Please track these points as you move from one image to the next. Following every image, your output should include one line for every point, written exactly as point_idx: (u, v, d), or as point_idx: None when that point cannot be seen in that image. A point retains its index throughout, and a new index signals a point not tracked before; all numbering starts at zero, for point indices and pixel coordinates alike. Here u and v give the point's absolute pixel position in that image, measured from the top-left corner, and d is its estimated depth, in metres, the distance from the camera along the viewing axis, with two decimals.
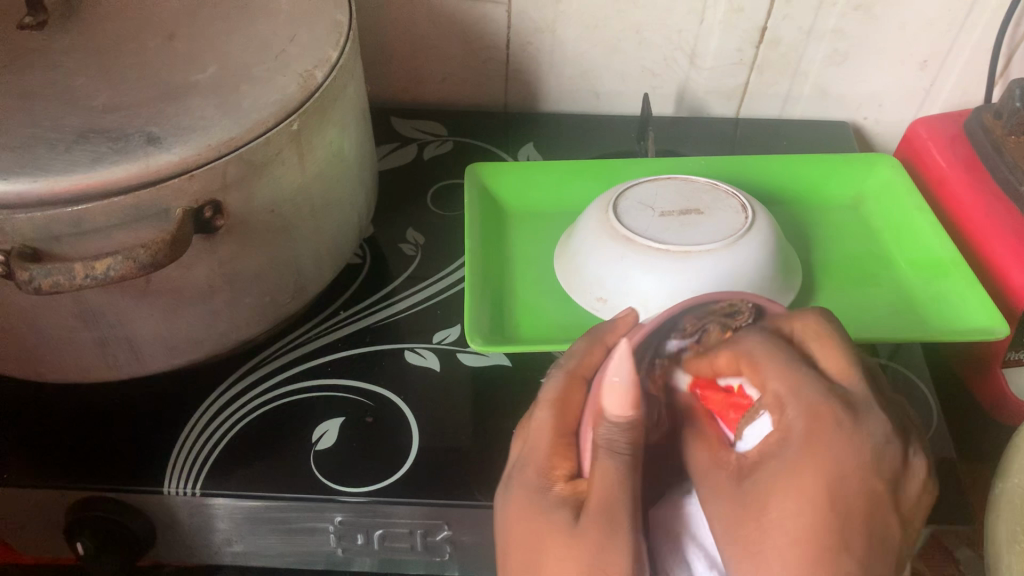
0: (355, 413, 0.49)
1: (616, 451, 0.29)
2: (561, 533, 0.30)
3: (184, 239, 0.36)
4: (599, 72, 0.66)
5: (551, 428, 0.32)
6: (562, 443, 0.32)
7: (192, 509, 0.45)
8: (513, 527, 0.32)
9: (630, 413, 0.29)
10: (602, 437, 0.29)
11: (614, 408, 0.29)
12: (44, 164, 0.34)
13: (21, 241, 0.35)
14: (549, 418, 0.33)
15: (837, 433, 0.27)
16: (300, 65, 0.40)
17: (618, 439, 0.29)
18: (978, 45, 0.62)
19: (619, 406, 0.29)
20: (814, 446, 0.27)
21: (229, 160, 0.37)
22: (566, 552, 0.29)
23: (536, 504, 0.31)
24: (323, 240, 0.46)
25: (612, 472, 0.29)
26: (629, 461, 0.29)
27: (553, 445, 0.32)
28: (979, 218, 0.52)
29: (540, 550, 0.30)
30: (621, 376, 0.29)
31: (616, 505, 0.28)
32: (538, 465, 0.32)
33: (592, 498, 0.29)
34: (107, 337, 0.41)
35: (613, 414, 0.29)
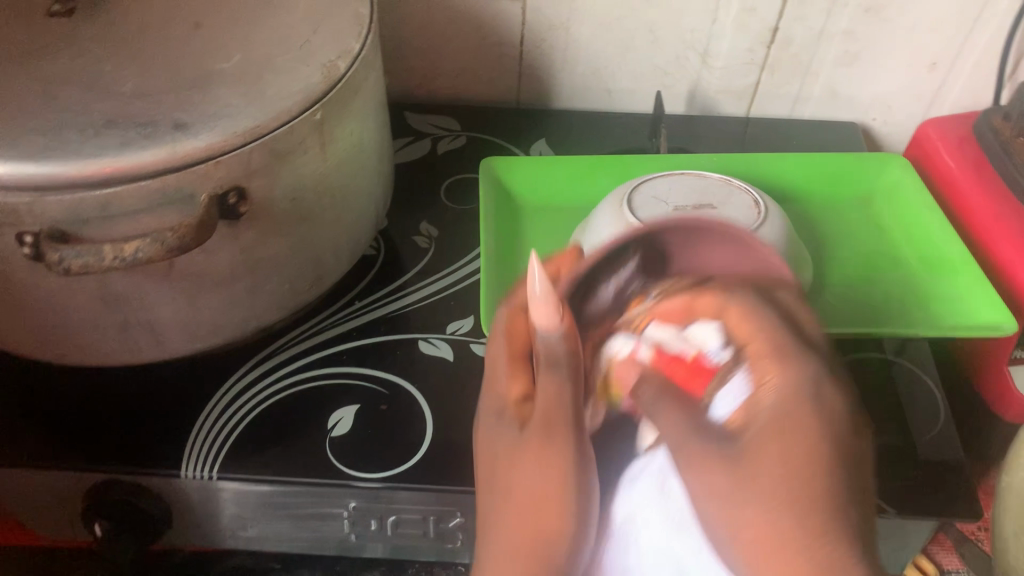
0: (369, 402, 0.49)
1: (555, 362, 0.30)
2: (511, 446, 0.30)
3: (210, 224, 0.37)
4: (611, 70, 0.67)
5: (503, 354, 0.34)
6: (515, 368, 0.33)
7: (208, 493, 0.46)
8: (480, 454, 0.33)
9: (557, 323, 0.30)
10: (542, 346, 0.30)
11: (542, 321, 0.30)
12: (74, 148, 0.34)
13: (49, 224, 0.36)
14: (501, 347, 0.34)
15: (814, 393, 0.26)
16: (323, 56, 0.41)
17: (556, 344, 0.30)
18: (987, 48, 0.62)
19: (546, 321, 0.30)
20: (795, 397, 0.26)
21: (254, 147, 0.38)
22: (516, 463, 0.30)
23: (493, 430, 0.32)
24: (341, 230, 0.47)
25: (556, 383, 0.30)
26: (568, 369, 0.30)
27: (506, 364, 0.33)
28: (987, 218, 0.53)
29: (495, 462, 0.31)
30: (540, 295, 0.29)
31: (557, 415, 0.30)
32: (497, 395, 0.33)
33: (536, 413, 0.30)
34: (128, 321, 0.41)
35: (542, 327, 0.30)
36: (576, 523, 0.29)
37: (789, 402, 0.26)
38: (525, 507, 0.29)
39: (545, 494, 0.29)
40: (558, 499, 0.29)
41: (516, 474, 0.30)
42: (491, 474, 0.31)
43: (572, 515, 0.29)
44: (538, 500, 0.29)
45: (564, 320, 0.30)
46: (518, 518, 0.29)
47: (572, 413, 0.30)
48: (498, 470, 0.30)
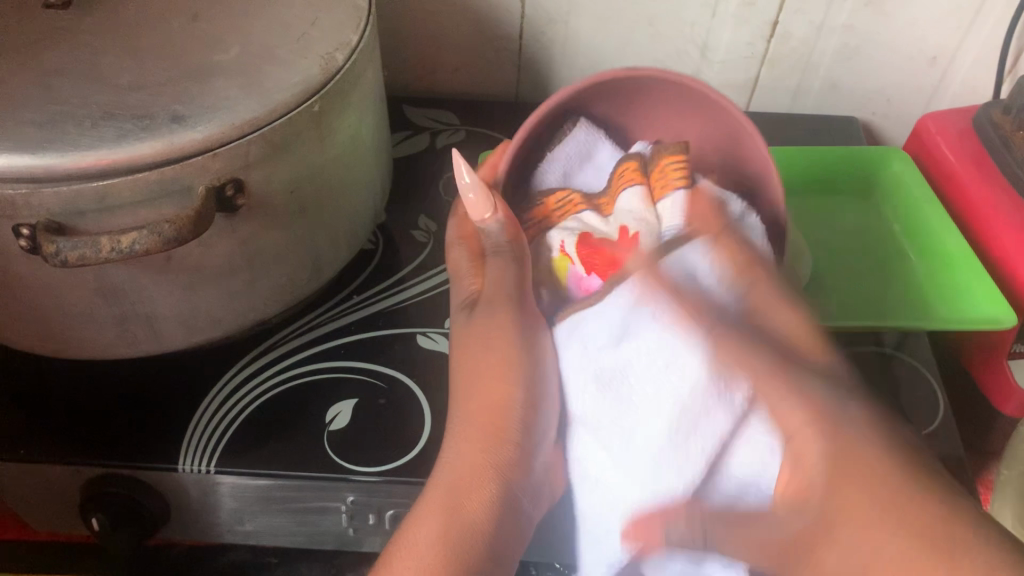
0: (368, 395, 0.49)
1: (499, 249, 0.42)
2: (465, 327, 0.42)
3: (207, 217, 0.37)
4: (611, 64, 0.66)
5: (464, 257, 0.45)
6: (474, 267, 0.44)
7: (206, 487, 0.45)
8: (455, 342, 0.43)
9: (495, 215, 0.42)
10: (490, 241, 0.42)
11: (479, 212, 0.42)
12: (70, 140, 0.34)
13: (46, 216, 0.36)
14: (462, 253, 0.45)
15: (852, 438, 0.33)
16: (322, 48, 0.41)
17: (497, 238, 0.42)
18: (988, 42, 0.62)
19: (483, 208, 0.42)
20: (839, 450, 0.33)
21: (252, 139, 0.38)
22: (467, 333, 0.42)
23: (460, 320, 0.43)
24: (340, 223, 0.47)
25: (498, 270, 0.42)
26: (507, 256, 0.42)
27: (469, 267, 0.44)
28: (988, 212, 0.53)
29: (457, 344, 0.42)
30: (470, 186, 0.42)
31: (502, 293, 0.41)
32: (460, 286, 0.44)
33: (483, 298, 0.42)
34: (126, 314, 0.41)
35: (482, 219, 0.42)
36: (521, 401, 0.39)
37: (834, 455, 0.33)
38: (484, 388, 0.39)
39: (502, 359, 0.40)
40: (510, 377, 0.39)
41: (471, 349, 0.41)
42: (458, 350, 0.42)
43: (519, 385, 0.39)
44: (493, 386, 0.39)
45: (499, 210, 0.42)
46: (482, 408, 0.38)
47: (508, 298, 0.41)
48: (458, 353, 0.42)
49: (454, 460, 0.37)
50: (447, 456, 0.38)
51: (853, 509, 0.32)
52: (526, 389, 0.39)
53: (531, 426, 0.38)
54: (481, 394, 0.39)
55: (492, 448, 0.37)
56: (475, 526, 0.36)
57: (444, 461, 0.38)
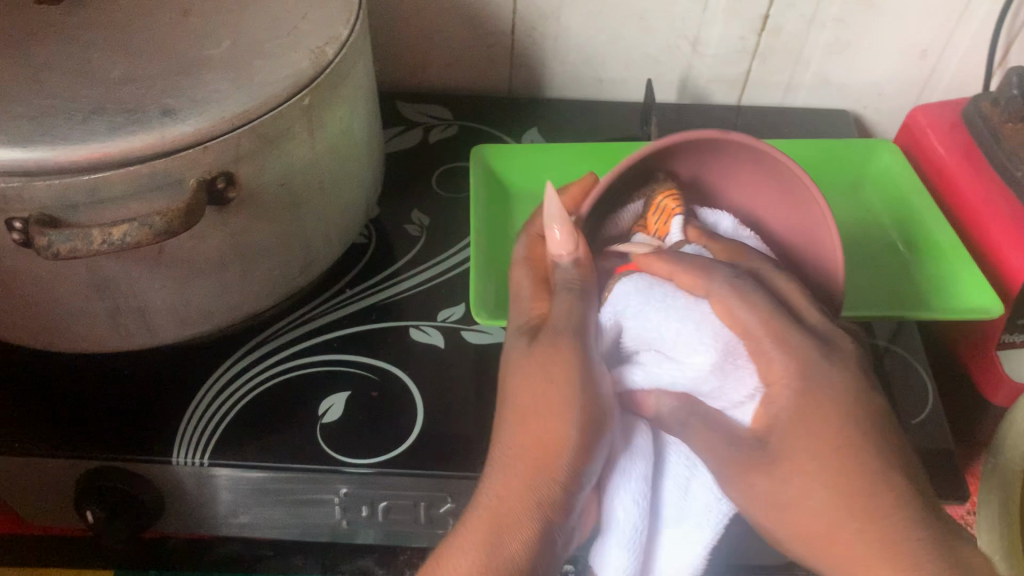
0: (361, 388, 0.50)
1: (569, 285, 0.37)
2: (521, 357, 0.35)
3: (198, 209, 0.37)
4: (603, 58, 0.67)
5: (528, 278, 0.39)
6: (538, 288, 0.39)
7: (200, 479, 0.46)
8: (515, 384, 0.35)
9: (575, 247, 0.38)
10: (561, 275, 0.37)
11: (562, 244, 0.38)
12: (61, 133, 0.34)
13: (38, 209, 0.36)
14: (526, 276, 0.39)
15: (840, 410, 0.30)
16: (312, 42, 0.41)
17: (567, 270, 0.37)
18: (977, 35, 0.63)
19: (563, 241, 0.38)
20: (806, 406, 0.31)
21: (242, 132, 0.38)
22: (524, 365, 0.35)
23: (519, 348, 0.36)
24: (331, 216, 0.47)
25: (566, 302, 0.36)
26: (577, 292, 0.37)
27: (530, 290, 0.38)
28: (976, 203, 0.53)
29: (510, 373, 0.36)
30: (555, 215, 0.38)
31: (564, 334, 0.35)
32: (519, 306, 0.38)
33: (546, 330, 0.35)
34: (118, 306, 0.42)
35: (562, 251, 0.38)
36: (577, 444, 0.33)
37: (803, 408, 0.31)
38: (530, 416, 0.34)
39: (553, 405, 0.34)
40: (562, 409, 0.33)
41: (521, 381, 0.35)
42: (508, 381, 0.36)
43: (572, 423, 0.33)
44: (541, 417, 0.34)
45: (580, 245, 0.38)
46: (525, 439, 0.34)
47: (574, 329, 0.35)
48: (512, 381, 0.35)
49: (492, 490, 0.33)
50: (487, 487, 0.34)
51: (801, 461, 0.30)
52: (581, 429, 0.33)
53: (582, 472, 0.33)
54: (526, 422, 0.34)
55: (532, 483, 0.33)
56: (513, 564, 0.32)
57: (483, 492, 0.34)
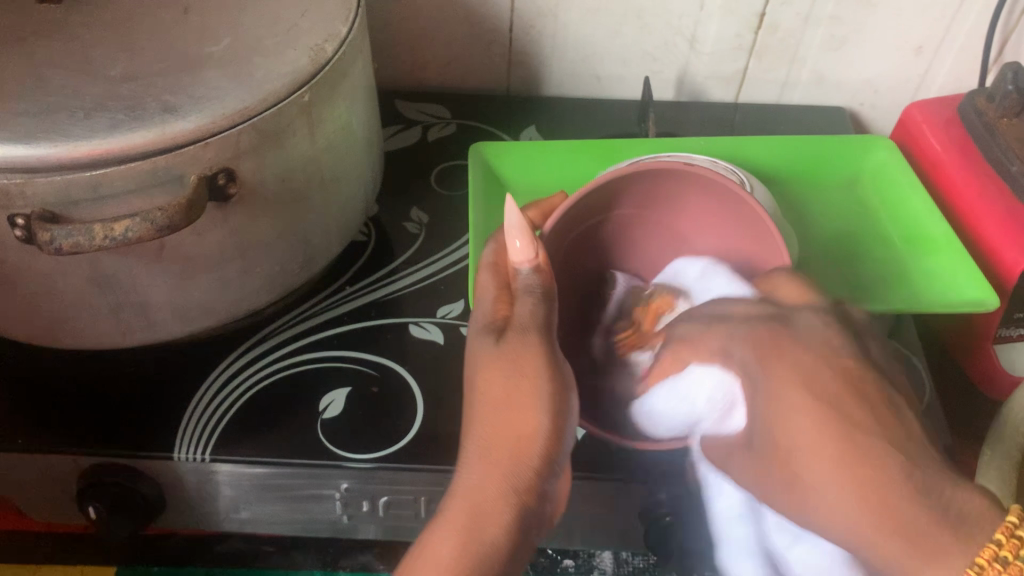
0: (361, 384, 0.50)
1: (531, 288, 0.35)
2: (488, 352, 0.32)
3: (199, 206, 0.37)
4: (600, 57, 0.67)
5: (491, 282, 0.36)
6: (500, 295, 0.35)
7: (202, 475, 0.46)
8: (481, 378, 0.32)
9: (534, 257, 0.36)
10: (520, 282, 0.35)
11: (521, 255, 0.36)
12: (63, 130, 0.35)
13: (40, 205, 0.36)
14: (489, 278, 0.36)
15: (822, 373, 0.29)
16: (310, 39, 0.42)
17: (531, 278, 0.35)
18: (972, 32, 0.63)
19: (525, 251, 0.36)
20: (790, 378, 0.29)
21: (243, 129, 0.38)
22: (490, 362, 0.32)
23: (479, 342, 0.33)
24: (331, 213, 0.47)
25: (531, 301, 0.34)
26: (541, 296, 0.35)
27: (493, 294, 0.35)
28: (971, 198, 0.53)
29: (472, 369, 0.33)
30: (514, 224, 0.36)
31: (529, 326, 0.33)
32: (481, 311, 0.35)
33: (510, 329, 0.33)
34: (119, 302, 0.42)
35: (521, 261, 0.36)
36: (550, 432, 0.30)
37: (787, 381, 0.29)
38: (500, 406, 0.31)
39: (521, 388, 0.31)
40: (533, 397, 0.30)
41: (490, 373, 0.31)
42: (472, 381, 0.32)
43: (543, 411, 0.30)
44: (511, 407, 0.30)
45: (539, 256, 0.36)
46: (495, 428, 0.30)
47: (540, 328, 0.33)
48: (477, 379, 0.32)
49: (469, 478, 0.29)
50: (459, 479, 0.29)
51: (804, 434, 0.28)
52: (553, 417, 0.30)
53: (556, 460, 0.30)
54: (496, 412, 0.31)
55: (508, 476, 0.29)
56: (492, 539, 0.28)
57: (455, 488, 0.29)
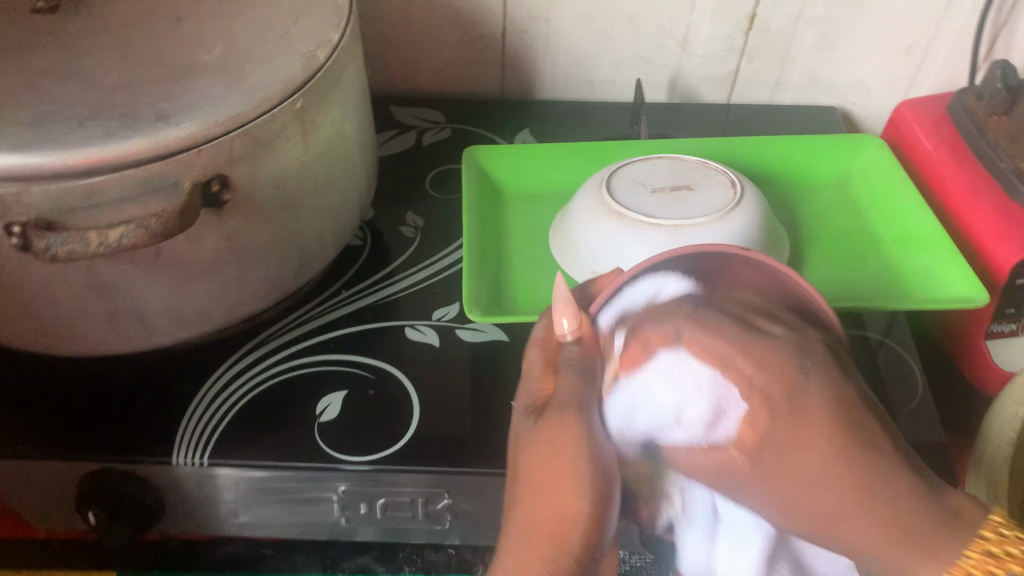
0: (357, 387, 0.50)
1: (572, 364, 0.33)
2: (528, 436, 0.32)
3: (193, 213, 0.38)
4: (592, 59, 0.67)
5: (539, 361, 0.35)
6: (547, 373, 0.34)
7: (200, 480, 0.46)
8: (528, 460, 0.32)
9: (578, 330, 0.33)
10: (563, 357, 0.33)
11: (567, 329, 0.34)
12: (58, 139, 0.35)
13: (36, 214, 0.36)
14: (536, 356, 0.35)
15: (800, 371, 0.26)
16: (303, 46, 0.42)
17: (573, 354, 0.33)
18: (961, 31, 0.63)
19: (569, 325, 0.33)
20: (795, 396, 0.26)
21: (236, 136, 0.39)
22: (532, 447, 0.32)
23: (522, 422, 0.33)
24: (325, 218, 0.48)
25: (571, 381, 0.32)
26: (583, 370, 0.32)
27: (540, 372, 0.34)
28: (961, 195, 0.54)
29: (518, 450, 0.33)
30: (561, 300, 0.34)
31: (569, 407, 0.31)
32: (528, 389, 0.34)
33: (550, 408, 0.32)
34: (116, 309, 0.42)
35: (565, 334, 0.34)
36: (588, 518, 0.30)
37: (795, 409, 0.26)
38: (543, 490, 0.31)
39: (555, 473, 0.31)
40: (574, 484, 0.30)
41: (530, 459, 0.32)
42: (518, 462, 0.33)
43: (585, 498, 0.30)
44: (552, 493, 0.31)
45: (584, 329, 0.33)
46: (538, 515, 0.31)
47: (581, 403, 0.31)
48: (521, 461, 0.32)
49: (507, 564, 0.30)
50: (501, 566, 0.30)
51: (802, 443, 0.25)
52: (594, 504, 0.30)
53: (597, 543, 0.30)
54: (540, 497, 0.31)
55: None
56: None
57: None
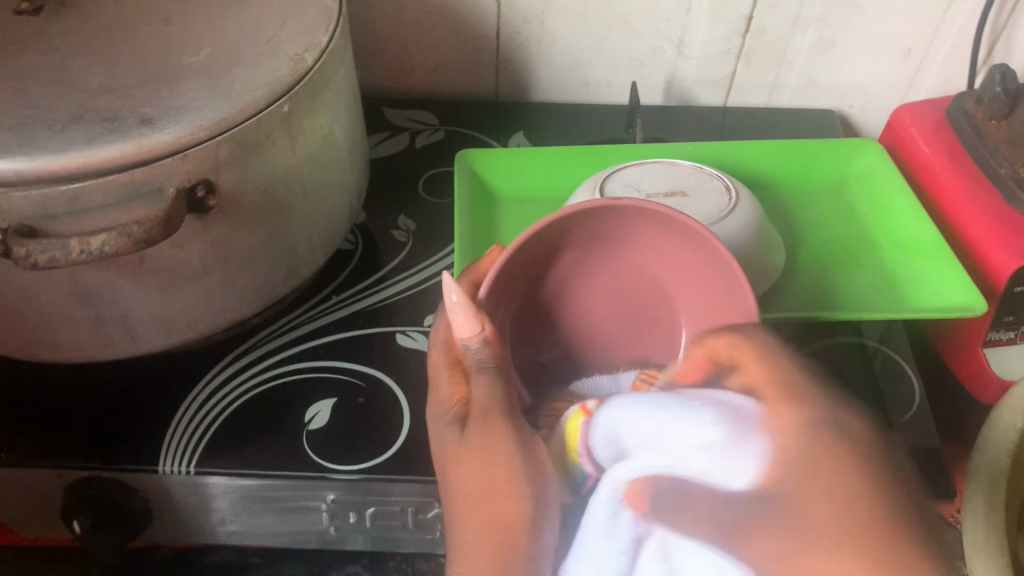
0: (347, 394, 0.50)
1: (483, 365, 0.35)
2: (454, 448, 0.33)
3: (178, 218, 0.37)
4: (587, 61, 0.67)
5: (443, 364, 0.37)
6: (454, 375, 0.37)
7: (186, 488, 0.46)
8: (454, 479, 0.33)
9: (479, 330, 0.35)
10: (471, 359, 0.35)
11: (465, 329, 0.35)
12: (39, 143, 0.34)
13: (18, 219, 0.36)
14: (441, 356, 0.38)
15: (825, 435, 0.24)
16: (290, 49, 0.41)
17: (481, 353, 0.35)
18: (960, 34, 0.63)
19: (471, 326, 0.35)
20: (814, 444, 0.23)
21: (222, 140, 0.38)
22: (459, 458, 0.33)
23: (439, 428, 0.35)
24: (314, 223, 0.47)
25: (486, 381, 0.34)
26: (494, 372, 0.35)
27: (448, 373, 0.37)
28: (960, 201, 0.53)
29: (446, 467, 0.34)
30: (456, 302, 0.35)
31: (492, 406, 0.33)
32: (440, 398, 0.36)
33: (472, 414, 0.34)
34: (100, 315, 0.41)
35: (467, 337, 0.35)
36: (533, 518, 0.30)
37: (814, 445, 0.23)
38: (482, 501, 0.31)
39: (489, 479, 0.31)
40: (514, 490, 0.31)
41: (463, 471, 0.32)
42: (446, 473, 0.34)
43: (525, 501, 0.31)
44: (494, 499, 0.31)
45: (484, 328, 0.35)
46: (481, 524, 0.31)
47: (502, 405, 0.33)
48: (449, 476, 0.33)
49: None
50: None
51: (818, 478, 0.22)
52: (536, 504, 0.31)
53: (546, 544, 0.30)
54: (478, 508, 0.31)
55: (499, 557, 0.30)
56: None
57: None
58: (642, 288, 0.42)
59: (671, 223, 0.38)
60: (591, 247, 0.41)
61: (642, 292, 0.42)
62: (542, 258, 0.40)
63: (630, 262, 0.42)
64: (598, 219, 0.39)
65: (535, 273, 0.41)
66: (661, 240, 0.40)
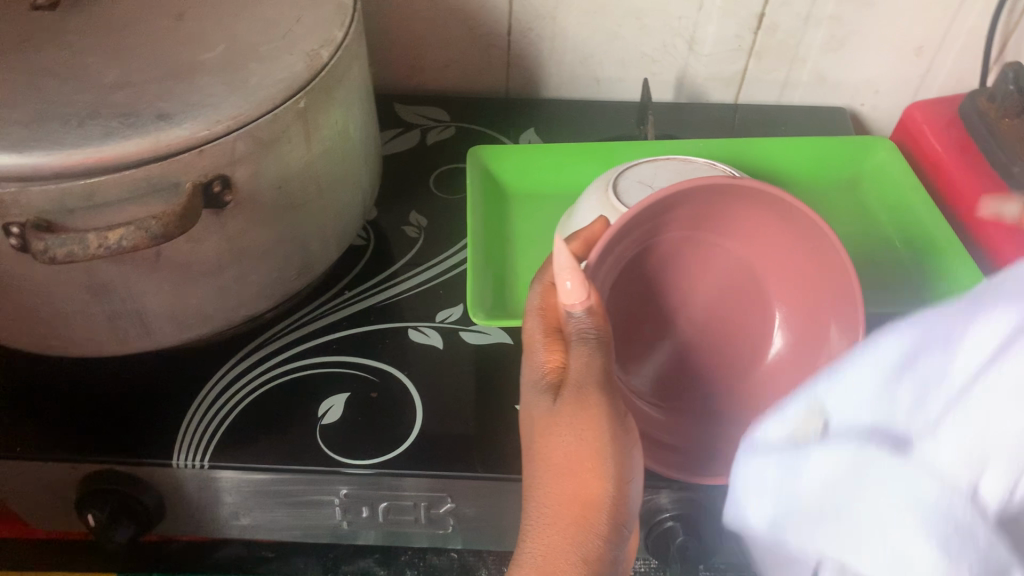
0: (360, 389, 0.50)
1: (586, 334, 0.36)
2: (546, 419, 0.35)
3: (194, 213, 0.37)
4: (599, 58, 0.67)
5: (540, 330, 0.38)
6: (552, 342, 0.37)
7: (200, 482, 0.46)
8: (543, 448, 0.35)
9: (587, 299, 0.36)
10: (575, 328, 0.36)
11: (574, 297, 0.36)
12: (57, 139, 0.35)
13: (35, 214, 0.36)
14: (536, 323, 0.38)
15: None
16: (306, 44, 0.41)
17: (584, 322, 0.36)
18: (971, 32, 0.63)
19: (576, 293, 0.36)
20: None
21: (238, 136, 0.38)
22: (550, 430, 0.35)
23: (533, 398, 0.37)
24: (328, 219, 0.47)
25: (585, 354, 0.35)
26: (595, 343, 0.35)
27: (543, 340, 0.37)
28: (973, 199, 0.53)
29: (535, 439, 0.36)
30: (564, 266, 0.36)
31: (589, 386, 0.34)
32: (535, 366, 0.37)
33: (568, 387, 0.35)
34: (116, 311, 0.42)
35: (572, 304, 0.36)
36: (613, 500, 0.33)
37: None
38: (565, 473, 0.34)
39: (577, 452, 0.34)
40: (599, 467, 0.33)
41: (552, 441, 0.34)
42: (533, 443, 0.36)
43: (609, 480, 0.33)
44: (577, 475, 0.34)
45: (591, 297, 0.36)
46: (562, 498, 0.34)
47: (599, 382, 0.34)
48: (540, 445, 0.35)
49: (534, 550, 0.33)
50: (525, 550, 0.33)
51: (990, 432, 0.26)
52: (617, 485, 0.33)
53: (620, 528, 0.33)
54: (561, 480, 0.34)
55: (579, 532, 0.33)
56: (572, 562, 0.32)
57: (523, 552, 0.33)
58: (738, 269, 0.47)
59: (777, 207, 0.43)
60: (692, 230, 0.45)
61: (730, 268, 0.47)
62: (643, 241, 0.44)
63: (721, 248, 0.47)
64: (704, 204, 0.44)
65: (637, 253, 0.45)
66: (753, 222, 0.45)
